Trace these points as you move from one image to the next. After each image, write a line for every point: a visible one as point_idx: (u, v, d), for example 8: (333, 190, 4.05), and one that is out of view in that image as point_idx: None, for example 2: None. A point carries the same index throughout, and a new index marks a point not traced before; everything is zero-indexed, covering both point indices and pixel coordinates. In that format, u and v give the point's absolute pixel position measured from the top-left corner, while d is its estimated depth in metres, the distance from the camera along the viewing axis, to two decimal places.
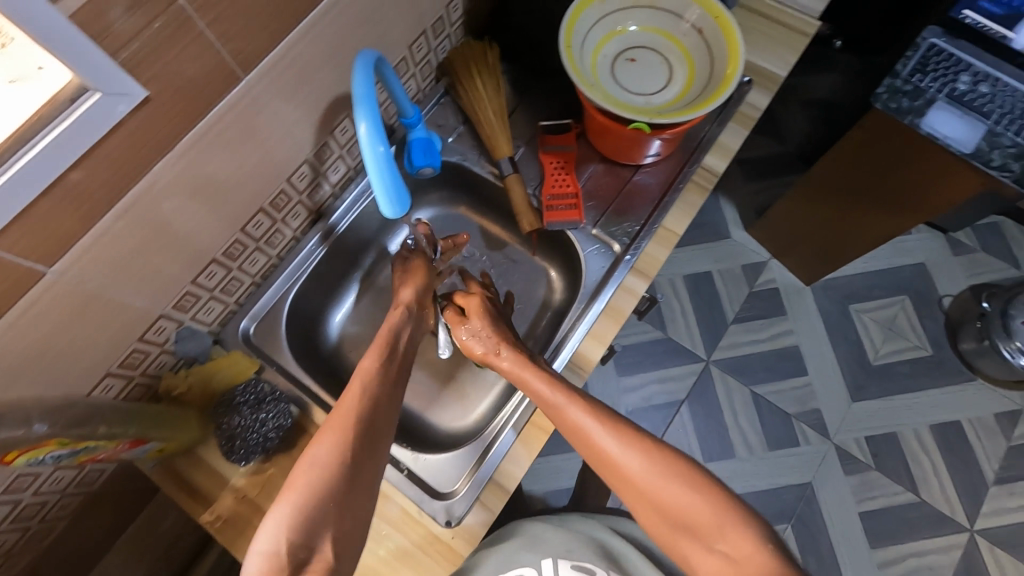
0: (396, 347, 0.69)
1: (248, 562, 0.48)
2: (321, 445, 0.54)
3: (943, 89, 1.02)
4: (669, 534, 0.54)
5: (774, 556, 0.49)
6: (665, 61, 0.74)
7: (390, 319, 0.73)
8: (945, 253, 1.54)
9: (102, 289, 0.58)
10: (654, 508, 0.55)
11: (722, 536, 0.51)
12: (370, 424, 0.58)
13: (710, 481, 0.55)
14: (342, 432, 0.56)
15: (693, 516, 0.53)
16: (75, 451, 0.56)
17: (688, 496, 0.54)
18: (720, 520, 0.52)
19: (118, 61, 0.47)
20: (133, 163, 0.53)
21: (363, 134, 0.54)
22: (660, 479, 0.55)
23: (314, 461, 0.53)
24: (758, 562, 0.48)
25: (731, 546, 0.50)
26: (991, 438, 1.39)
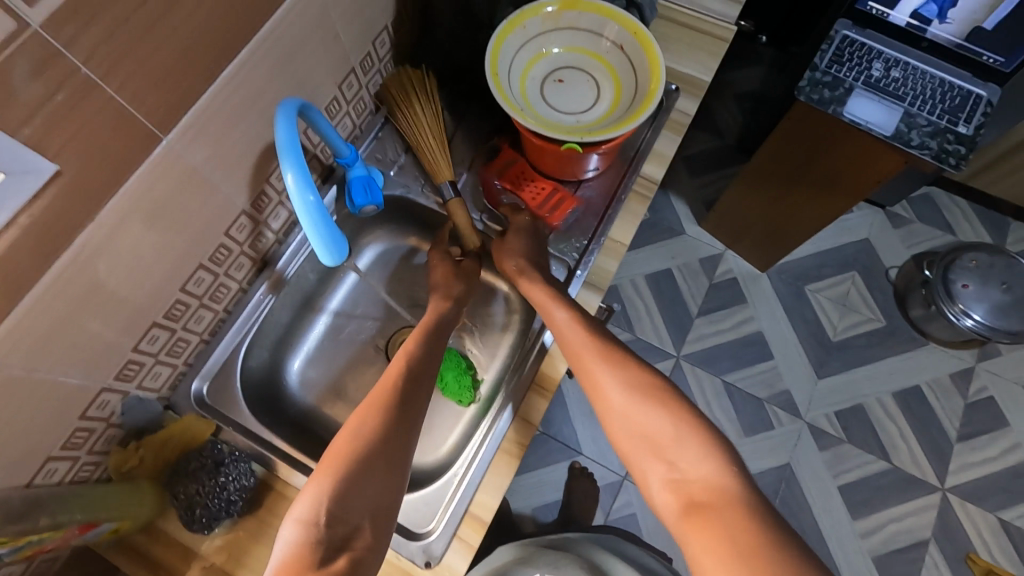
0: (439, 332, 0.73)
1: (285, 528, 0.53)
2: (361, 419, 0.60)
3: (860, 77, 1.09)
4: (632, 451, 0.59)
5: (733, 477, 0.53)
6: (592, 79, 0.75)
7: (433, 307, 0.77)
8: (885, 226, 1.62)
9: (30, 372, 0.55)
10: (626, 430, 0.60)
11: (681, 454, 0.56)
12: (407, 395, 0.63)
13: (681, 406, 0.59)
14: (379, 406, 0.61)
15: (659, 435, 0.58)
16: (16, 548, 0.54)
17: (659, 418, 0.59)
18: (683, 440, 0.57)
19: (21, 138, 0.45)
20: (52, 239, 0.51)
21: (291, 184, 0.54)
22: (638, 403, 0.60)
23: (353, 434, 0.59)
24: (715, 483, 0.53)
25: (691, 464, 0.55)
26: (948, 397, 1.46)
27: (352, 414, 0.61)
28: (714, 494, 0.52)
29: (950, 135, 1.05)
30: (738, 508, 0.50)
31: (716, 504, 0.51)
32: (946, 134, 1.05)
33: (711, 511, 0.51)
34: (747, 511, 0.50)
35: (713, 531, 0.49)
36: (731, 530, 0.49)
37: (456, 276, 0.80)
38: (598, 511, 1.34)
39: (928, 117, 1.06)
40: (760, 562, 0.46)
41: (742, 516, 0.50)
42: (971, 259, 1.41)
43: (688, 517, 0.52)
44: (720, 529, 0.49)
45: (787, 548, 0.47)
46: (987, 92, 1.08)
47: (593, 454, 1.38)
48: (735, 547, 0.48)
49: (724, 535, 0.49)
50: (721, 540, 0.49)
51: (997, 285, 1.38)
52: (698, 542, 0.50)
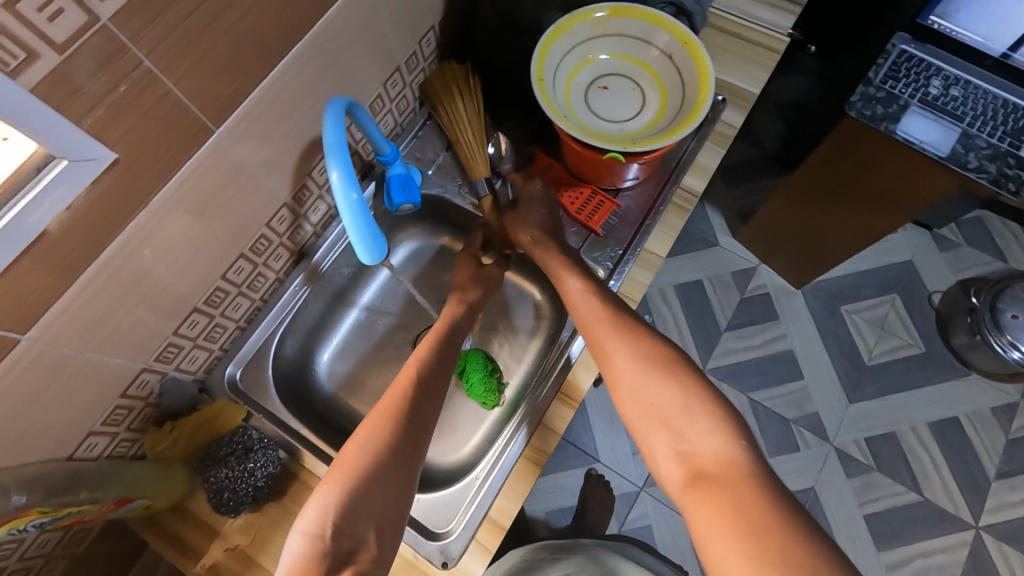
0: (451, 339, 0.73)
1: (292, 539, 0.54)
2: (367, 428, 0.61)
3: (916, 94, 1.05)
4: (641, 421, 0.60)
5: (740, 449, 0.54)
6: (637, 87, 0.74)
7: (445, 311, 0.77)
8: (931, 249, 1.55)
9: (78, 353, 0.57)
10: (637, 401, 0.60)
11: (690, 428, 0.56)
12: (413, 406, 0.63)
13: (691, 380, 0.60)
14: (386, 417, 0.62)
15: (667, 407, 0.58)
16: (57, 518, 0.58)
17: (668, 391, 0.59)
18: (691, 413, 0.57)
19: (83, 127, 0.46)
20: (106, 224, 0.53)
21: (335, 182, 0.55)
22: (649, 376, 0.61)
23: (360, 444, 0.59)
24: (721, 454, 0.54)
25: (699, 438, 0.56)
26: (989, 431, 1.39)
27: (361, 423, 0.62)
28: (719, 466, 0.53)
29: (1011, 158, 1.01)
30: (742, 480, 0.51)
31: (721, 476, 0.52)
32: (1006, 157, 1.01)
33: (717, 481, 0.52)
34: (751, 482, 0.51)
35: (717, 501, 0.50)
36: (735, 501, 0.50)
37: (476, 281, 0.80)
38: (613, 521, 1.33)
39: (988, 139, 1.02)
40: (762, 534, 0.47)
41: (743, 487, 0.51)
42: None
43: (692, 487, 0.53)
44: (723, 500, 0.50)
45: (792, 524, 0.47)
46: None
47: (611, 463, 1.37)
48: (737, 517, 0.49)
49: (728, 506, 0.49)
50: (726, 511, 0.49)
51: None
52: (701, 510, 0.51)
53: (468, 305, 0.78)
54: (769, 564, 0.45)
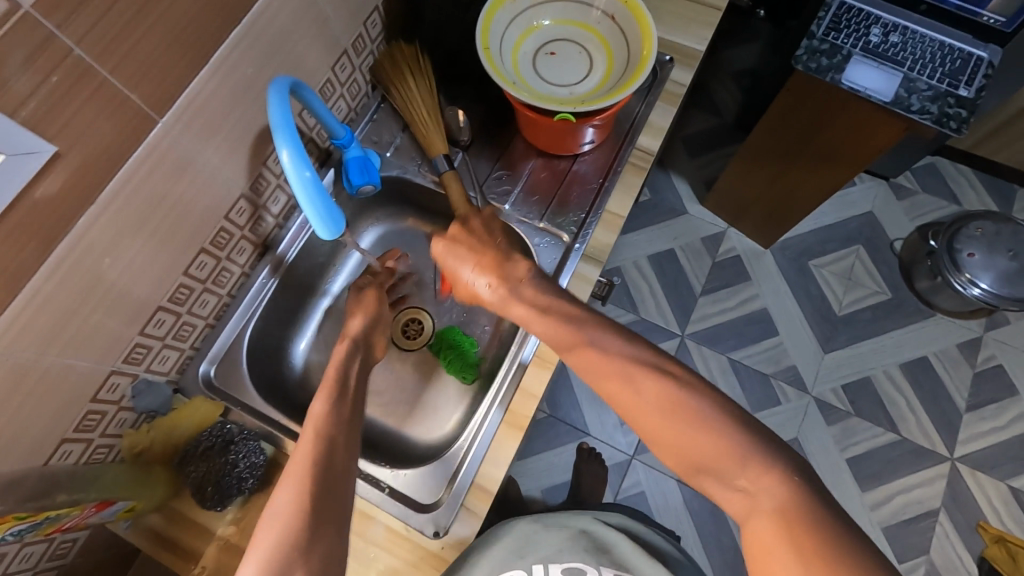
0: (346, 385, 0.65)
1: None
2: (282, 496, 0.53)
3: (858, 44, 1.08)
4: (683, 468, 0.51)
5: (796, 486, 0.45)
6: (583, 51, 0.75)
7: (335, 354, 0.69)
8: (889, 199, 1.60)
9: (42, 357, 0.56)
10: (670, 448, 0.51)
11: (742, 474, 0.47)
12: (332, 463, 0.56)
13: (731, 416, 0.50)
14: (302, 483, 0.53)
15: (708, 453, 0.49)
16: (36, 524, 0.55)
17: (705, 434, 0.49)
18: (739, 456, 0.48)
19: (18, 120, 0.46)
20: (55, 224, 0.52)
21: (287, 162, 0.55)
22: (675, 417, 0.51)
23: (275, 515, 0.52)
24: (776, 489, 0.45)
25: (753, 483, 0.46)
26: (956, 368, 1.45)
27: (274, 489, 0.54)
28: (785, 513, 0.44)
29: (950, 98, 1.04)
30: (812, 534, 0.42)
31: (789, 527, 0.43)
32: (946, 97, 1.04)
33: (784, 533, 0.43)
34: (821, 528, 0.43)
35: (791, 562, 0.42)
36: (809, 558, 0.41)
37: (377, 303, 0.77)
38: (608, 491, 1.36)
39: (929, 81, 1.05)
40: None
41: (813, 535, 0.42)
42: (977, 228, 1.39)
43: (756, 540, 0.45)
44: (799, 563, 0.41)
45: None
46: (988, 53, 1.06)
47: (600, 435, 1.39)
48: (805, 555, 0.41)
49: (800, 564, 0.41)
50: (803, 571, 0.41)
51: (1003, 253, 1.35)
52: (776, 571, 0.42)
53: (352, 341, 0.70)
54: None
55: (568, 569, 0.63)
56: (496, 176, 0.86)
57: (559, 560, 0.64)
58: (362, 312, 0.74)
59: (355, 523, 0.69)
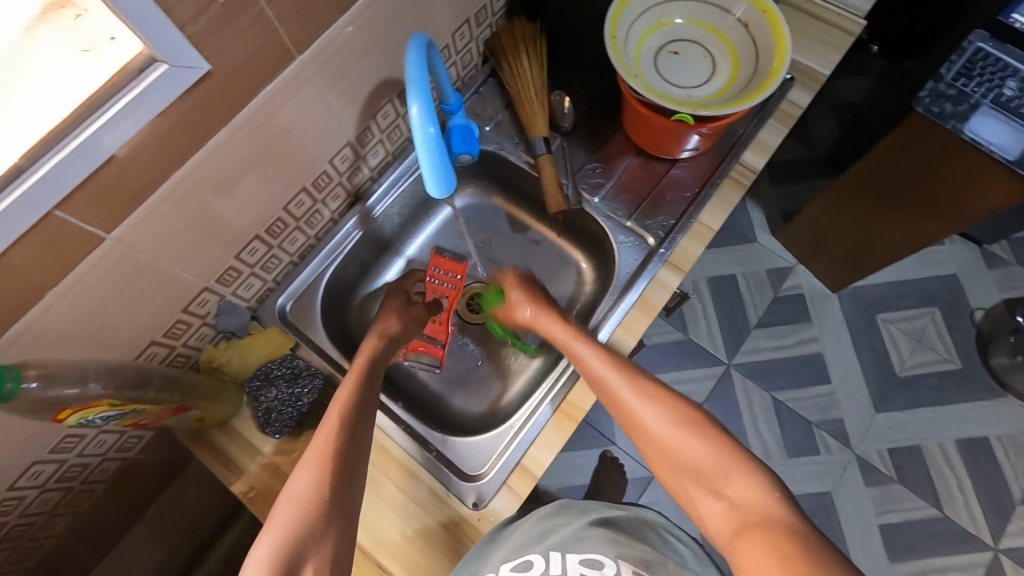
0: (374, 374, 0.67)
1: None
2: (299, 482, 0.55)
3: (989, 94, 0.99)
4: (672, 478, 0.54)
5: (783, 504, 0.47)
6: (708, 55, 0.74)
7: (365, 345, 0.71)
8: (978, 265, 1.50)
9: (154, 260, 0.59)
10: (661, 456, 0.55)
11: (727, 482, 0.50)
12: (351, 456, 0.58)
13: (720, 432, 0.54)
14: (321, 467, 0.56)
15: (698, 462, 0.52)
16: (122, 413, 0.59)
17: (695, 444, 0.53)
18: (725, 467, 0.51)
19: (185, 35, 0.48)
20: (189, 139, 0.55)
21: (414, 116, 0.56)
22: (671, 430, 0.55)
23: (292, 500, 0.54)
24: (765, 504, 0.47)
25: (739, 492, 0.49)
26: (1019, 456, 1.35)
27: (292, 474, 0.56)
28: (764, 516, 0.46)
29: None
30: (792, 537, 0.44)
31: (767, 528, 0.45)
32: None
33: (761, 532, 0.45)
34: (809, 547, 0.43)
35: (769, 560, 0.43)
36: (790, 556, 0.42)
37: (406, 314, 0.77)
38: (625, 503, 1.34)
39: None
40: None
41: (804, 552, 0.42)
42: None
43: (741, 543, 0.46)
44: (780, 568, 0.42)
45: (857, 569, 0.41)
46: None
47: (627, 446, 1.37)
48: (788, 559, 0.42)
49: (778, 562, 0.42)
50: (782, 571, 0.42)
51: None
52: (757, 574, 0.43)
53: (388, 337, 0.72)
54: None
55: (585, 560, 0.55)
56: (591, 168, 0.86)
57: (577, 550, 0.56)
58: (395, 313, 0.76)
59: (399, 477, 0.71)
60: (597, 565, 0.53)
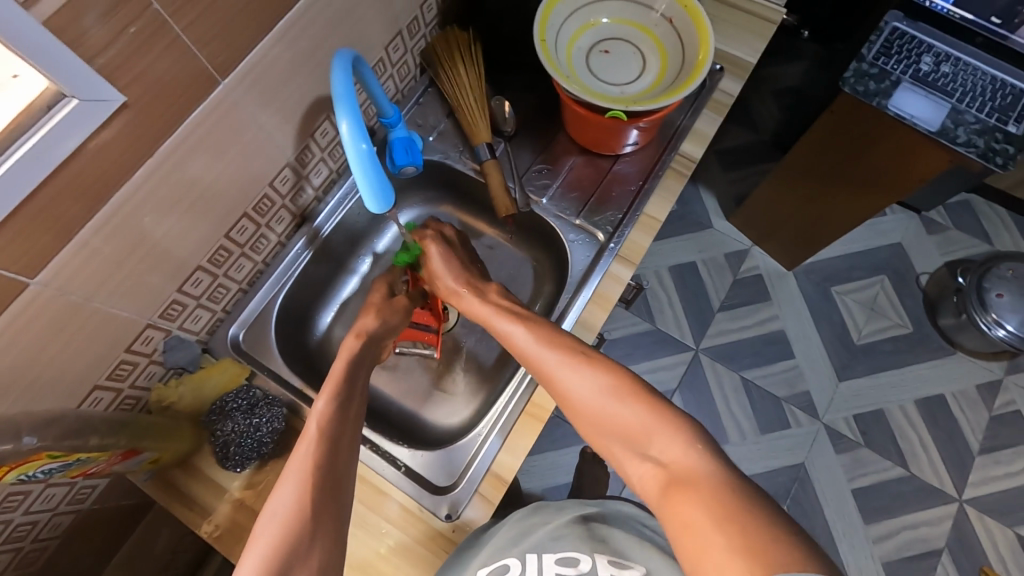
0: (354, 385, 0.63)
1: None
2: (282, 498, 0.49)
3: (908, 71, 1.05)
4: (602, 443, 0.50)
5: (710, 460, 0.43)
6: (638, 51, 0.75)
7: (342, 352, 0.66)
8: (919, 232, 1.56)
9: (87, 300, 0.57)
10: (591, 422, 0.51)
11: (653, 443, 0.46)
12: (338, 465, 0.53)
13: (647, 393, 0.50)
14: (304, 482, 0.50)
15: (627, 426, 0.48)
16: (67, 464, 0.56)
17: (627, 409, 0.49)
18: (652, 427, 0.47)
19: (95, 66, 0.47)
20: (112, 172, 0.53)
21: (346, 133, 0.56)
22: (595, 393, 0.51)
23: (273, 518, 0.48)
24: (693, 461, 0.43)
25: (666, 452, 0.45)
26: (974, 409, 1.40)
27: (273, 489, 0.50)
28: (698, 473, 0.42)
29: (998, 134, 1.01)
30: (724, 494, 0.39)
31: (700, 486, 0.41)
32: (994, 132, 1.01)
33: (695, 489, 0.41)
34: (749, 505, 0.38)
35: (700, 518, 0.38)
36: (723, 514, 0.38)
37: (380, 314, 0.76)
38: None
39: (976, 114, 1.02)
40: (757, 548, 0.35)
41: (744, 508, 0.38)
42: (1008, 268, 1.34)
43: (670, 501, 0.41)
44: (716, 530, 0.37)
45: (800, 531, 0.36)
46: None
47: None
48: (725, 518, 0.38)
49: (709, 521, 0.38)
50: (714, 529, 0.37)
51: None
52: (690, 535, 0.39)
53: (365, 338, 0.69)
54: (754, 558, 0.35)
55: (562, 559, 0.52)
56: (537, 169, 0.86)
57: (553, 549, 0.54)
58: (374, 313, 0.74)
59: (369, 497, 0.70)
60: (572, 562, 0.51)
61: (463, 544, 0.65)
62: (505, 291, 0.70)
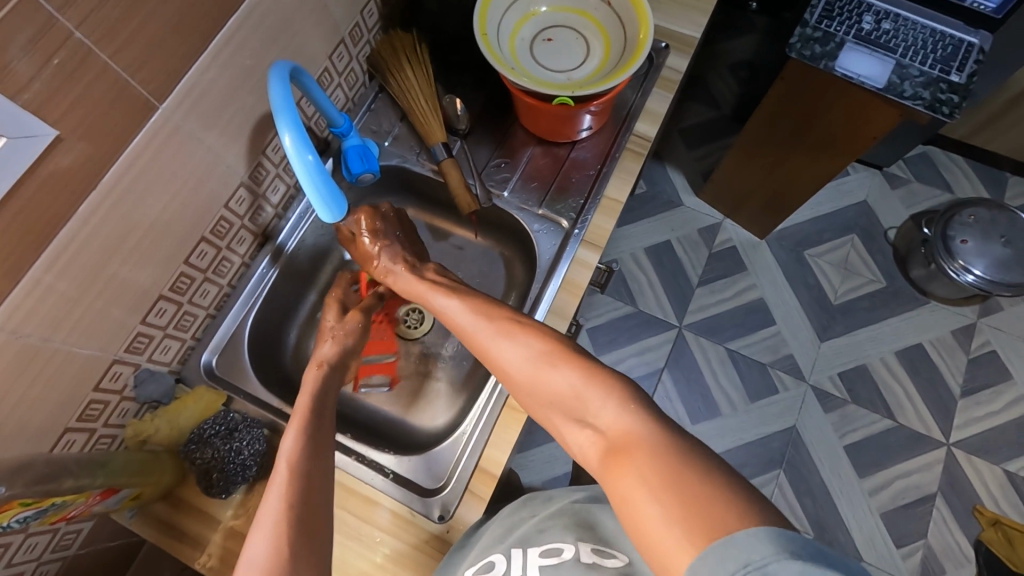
0: (322, 414, 0.63)
1: None
2: (255, 547, 0.49)
3: (850, 31, 1.07)
4: (543, 412, 0.53)
5: (647, 420, 0.44)
6: (580, 36, 0.76)
7: (309, 381, 0.67)
8: (883, 187, 1.58)
9: (44, 343, 0.56)
10: (530, 392, 0.54)
11: (587, 407, 0.48)
12: (314, 501, 0.53)
13: (581, 359, 0.52)
14: (278, 531, 0.50)
15: (561, 393, 0.51)
16: (42, 510, 0.54)
17: (561, 375, 0.51)
18: (583, 392, 0.49)
19: (21, 102, 0.46)
20: (54, 209, 0.52)
21: (289, 146, 0.56)
22: (532, 364, 0.54)
23: (250, 565, 0.47)
24: (628, 425, 0.44)
25: (600, 417, 0.46)
26: (951, 354, 1.43)
27: (246, 540, 0.50)
28: (637, 440, 0.42)
29: (943, 84, 1.03)
30: (664, 460, 0.39)
31: (636, 452, 0.41)
32: (939, 83, 1.03)
33: (633, 455, 0.41)
34: (690, 470, 0.38)
35: (639, 489, 0.39)
36: (664, 482, 0.38)
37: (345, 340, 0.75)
38: None
39: (921, 68, 1.04)
40: (696, 515, 0.35)
41: (685, 475, 0.38)
42: (970, 215, 1.37)
43: (612, 471, 0.42)
44: (658, 503, 0.37)
45: (739, 486, 0.37)
46: (978, 39, 1.06)
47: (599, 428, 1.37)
48: (663, 482, 0.38)
49: (648, 490, 0.38)
50: (651, 499, 0.38)
51: (997, 240, 1.33)
52: (629, 503, 0.39)
53: (329, 365, 0.70)
54: (695, 527, 0.35)
55: (547, 550, 0.53)
56: (496, 164, 0.87)
57: (538, 541, 0.55)
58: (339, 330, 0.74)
59: (359, 508, 0.69)
60: (555, 552, 0.52)
61: (458, 545, 0.65)
62: (441, 270, 0.76)
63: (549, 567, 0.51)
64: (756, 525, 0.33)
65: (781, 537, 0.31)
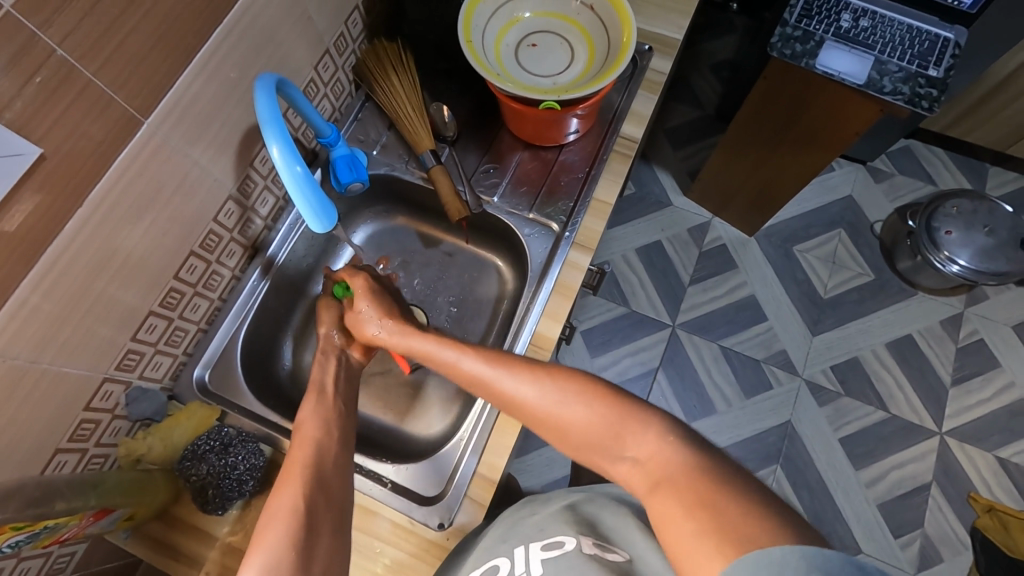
0: (326, 389, 0.67)
1: None
2: (283, 499, 0.51)
3: (829, 30, 1.08)
4: (580, 451, 0.51)
5: (682, 448, 0.44)
6: (565, 41, 0.77)
7: (314, 365, 0.71)
8: (867, 181, 1.61)
9: (31, 365, 0.55)
10: (558, 429, 0.52)
11: (626, 443, 0.47)
12: (327, 471, 0.55)
13: (606, 391, 0.51)
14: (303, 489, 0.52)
15: (591, 429, 0.50)
16: (34, 534, 0.53)
17: (586, 411, 0.50)
18: (622, 427, 0.48)
19: (3, 121, 0.46)
20: (41, 228, 0.51)
21: (277, 157, 0.56)
22: (552, 400, 0.52)
23: (274, 517, 0.49)
24: (666, 455, 0.44)
25: (640, 449, 0.46)
26: (941, 344, 1.45)
27: (272, 494, 0.52)
28: (673, 466, 0.43)
29: (921, 79, 1.05)
30: (698, 482, 0.40)
31: (672, 477, 0.42)
32: (917, 78, 1.05)
33: (670, 480, 0.42)
34: (720, 486, 0.39)
35: (674, 510, 0.39)
36: (695, 500, 0.39)
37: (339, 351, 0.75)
38: None
39: (899, 63, 1.06)
40: (725, 527, 0.36)
41: (721, 494, 0.38)
42: (953, 206, 1.39)
43: (653, 499, 0.42)
44: (693, 521, 0.38)
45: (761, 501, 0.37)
46: (954, 34, 1.08)
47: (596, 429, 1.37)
48: (698, 502, 0.39)
49: (681, 509, 0.39)
50: (686, 516, 0.38)
51: (980, 229, 1.35)
52: (665, 524, 0.40)
53: (325, 349, 0.73)
54: (727, 537, 0.35)
55: (549, 545, 0.53)
56: (485, 170, 0.87)
57: (540, 537, 0.55)
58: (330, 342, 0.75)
59: (359, 519, 0.69)
60: (557, 544, 0.52)
61: (455, 553, 0.65)
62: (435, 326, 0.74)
63: (551, 559, 0.51)
64: (789, 543, 0.33)
65: (813, 554, 0.32)
